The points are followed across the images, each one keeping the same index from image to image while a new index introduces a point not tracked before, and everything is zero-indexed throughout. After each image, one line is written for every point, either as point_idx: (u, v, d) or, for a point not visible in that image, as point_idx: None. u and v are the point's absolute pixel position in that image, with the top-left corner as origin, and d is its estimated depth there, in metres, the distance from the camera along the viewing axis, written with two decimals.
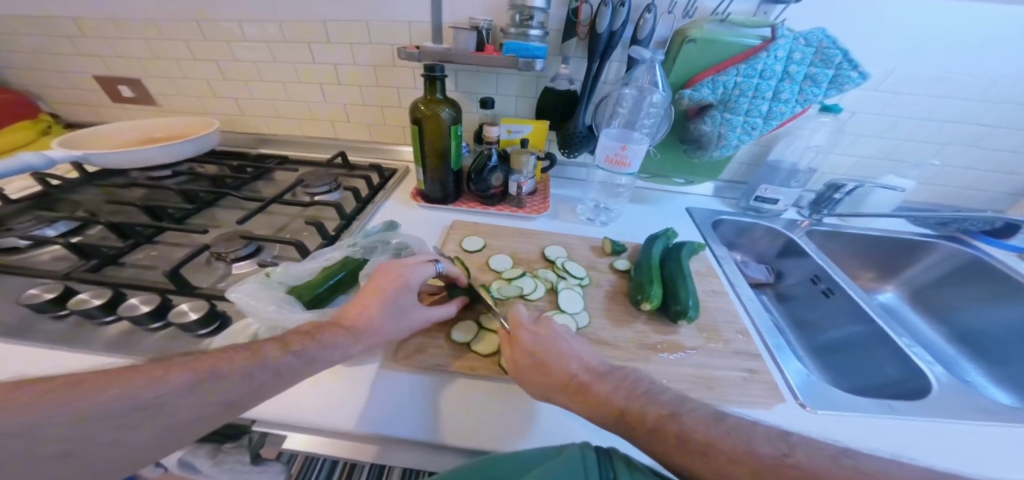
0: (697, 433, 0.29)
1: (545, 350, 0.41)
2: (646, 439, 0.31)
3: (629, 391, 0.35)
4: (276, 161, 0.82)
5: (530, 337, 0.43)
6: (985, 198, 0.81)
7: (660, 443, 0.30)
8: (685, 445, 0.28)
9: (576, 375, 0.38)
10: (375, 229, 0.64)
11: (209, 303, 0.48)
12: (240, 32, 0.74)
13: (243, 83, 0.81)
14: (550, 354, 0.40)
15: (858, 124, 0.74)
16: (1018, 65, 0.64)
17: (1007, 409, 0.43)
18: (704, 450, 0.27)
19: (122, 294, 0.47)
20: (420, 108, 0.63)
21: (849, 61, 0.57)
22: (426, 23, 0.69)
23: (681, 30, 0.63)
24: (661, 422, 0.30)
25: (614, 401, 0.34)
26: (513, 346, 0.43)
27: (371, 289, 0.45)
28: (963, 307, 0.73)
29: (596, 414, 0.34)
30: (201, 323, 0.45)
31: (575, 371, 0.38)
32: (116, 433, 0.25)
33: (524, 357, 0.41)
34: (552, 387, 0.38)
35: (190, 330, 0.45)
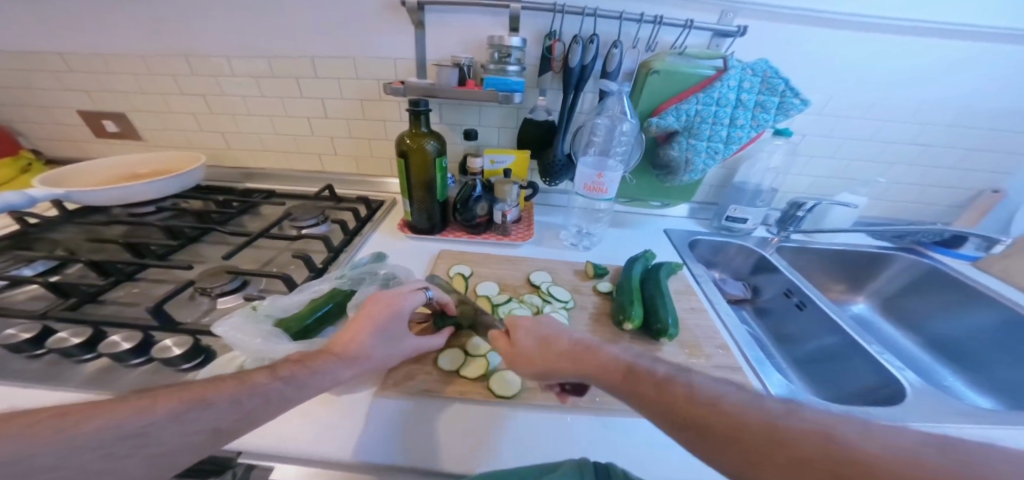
0: (704, 390, 0.30)
1: (549, 326, 0.43)
2: (652, 394, 0.32)
3: (635, 355, 0.36)
4: (263, 195, 0.83)
5: (533, 316, 0.45)
6: (936, 211, 0.87)
7: (665, 396, 0.31)
8: (693, 398, 0.29)
9: (581, 344, 0.40)
10: (363, 260, 0.65)
11: (193, 338, 0.48)
12: (230, 68, 0.76)
13: (232, 117, 0.83)
14: (555, 330, 0.43)
15: (810, 145, 0.79)
16: (941, 92, 0.71)
17: (982, 412, 0.45)
18: (714, 403, 0.28)
19: (102, 331, 0.47)
20: (407, 141, 0.65)
21: (791, 89, 0.62)
22: (410, 59, 0.73)
23: (646, 63, 0.68)
24: (670, 379, 0.32)
25: (622, 359, 0.36)
26: (517, 325, 0.45)
27: (363, 314, 0.45)
28: (933, 316, 0.76)
29: (604, 377, 0.36)
30: (185, 357, 0.45)
31: (580, 341, 0.40)
32: (102, 464, 0.24)
33: (530, 334, 0.43)
34: (557, 357, 0.40)
35: (173, 365, 0.45)
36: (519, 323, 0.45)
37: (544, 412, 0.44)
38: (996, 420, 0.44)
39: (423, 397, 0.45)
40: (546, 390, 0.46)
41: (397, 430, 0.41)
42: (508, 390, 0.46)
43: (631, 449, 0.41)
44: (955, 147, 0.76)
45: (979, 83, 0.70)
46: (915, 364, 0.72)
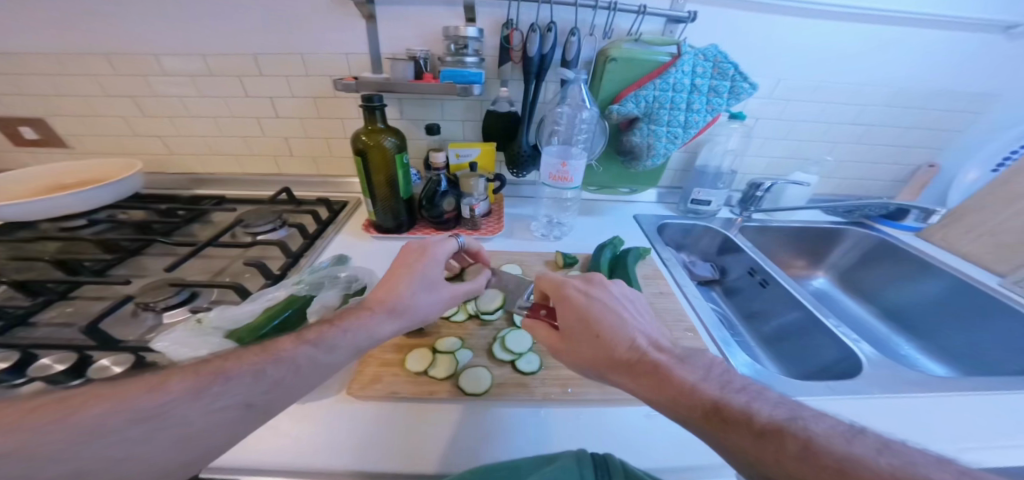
0: (824, 445, 0.25)
1: (610, 322, 0.39)
2: (744, 445, 0.27)
3: (718, 383, 0.32)
4: (213, 202, 0.78)
5: (589, 306, 0.41)
6: (880, 187, 0.92)
7: (765, 451, 0.26)
8: (806, 457, 0.24)
9: (649, 354, 0.36)
10: (324, 264, 0.62)
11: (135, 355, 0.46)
12: (163, 67, 0.71)
13: (172, 119, 0.77)
14: (615, 328, 0.39)
15: (765, 128, 0.82)
16: (879, 73, 0.75)
17: (931, 381, 0.47)
18: (840, 468, 0.23)
19: (32, 354, 0.44)
20: (362, 139, 0.63)
21: (740, 74, 0.64)
22: (363, 53, 0.70)
23: (603, 50, 0.68)
24: (775, 428, 0.26)
25: (705, 391, 0.31)
26: (569, 317, 0.41)
27: (401, 269, 0.47)
28: (886, 287, 0.81)
29: (678, 404, 0.32)
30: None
31: (648, 351, 0.36)
32: None
33: (585, 328, 0.40)
34: (617, 365, 0.37)
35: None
36: (572, 316, 0.41)
37: (515, 406, 0.44)
38: (945, 388, 0.46)
39: (390, 401, 0.43)
40: (517, 384, 0.46)
41: (361, 438, 0.39)
42: (477, 387, 0.45)
43: (600, 442, 0.40)
44: (893, 126, 0.81)
45: (911, 66, 0.75)
46: (872, 335, 0.76)
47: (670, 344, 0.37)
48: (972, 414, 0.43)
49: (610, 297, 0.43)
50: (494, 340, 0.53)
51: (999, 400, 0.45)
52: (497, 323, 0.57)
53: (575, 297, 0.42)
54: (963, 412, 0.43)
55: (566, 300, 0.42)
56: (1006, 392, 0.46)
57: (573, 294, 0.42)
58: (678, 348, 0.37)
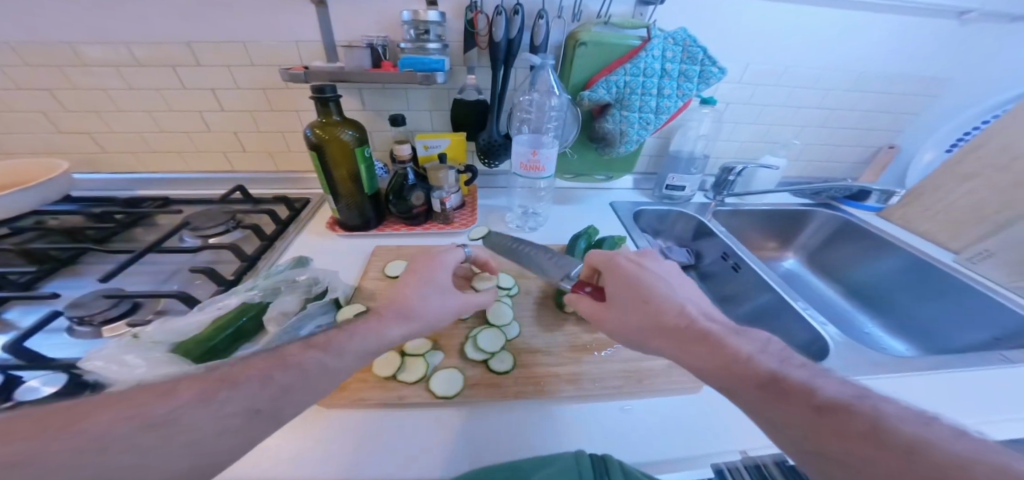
0: (893, 422, 0.24)
1: (664, 291, 0.40)
2: (803, 417, 0.27)
3: (776, 358, 0.32)
4: (155, 203, 0.72)
5: (640, 278, 0.42)
6: (845, 169, 0.95)
7: (823, 422, 0.26)
8: (871, 434, 0.24)
9: (700, 324, 0.36)
10: (282, 267, 0.58)
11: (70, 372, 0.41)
12: (80, 57, 0.63)
13: (102, 115, 0.70)
14: (667, 298, 0.39)
15: (734, 113, 0.82)
16: (844, 56, 0.76)
17: (897, 360, 0.48)
18: (910, 447, 0.23)
19: None
20: (317, 132, 0.58)
21: (709, 58, 0.63)
22: (315, 41, 0.65)
23: (573, 34, 0.66)
24: (838, 403, 0.26)
25: (762, 362, 0.31)
26: (620, 287, 0.42)
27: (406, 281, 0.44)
28: (852, 265, 0.84)
29: (729, 372, 0.32)
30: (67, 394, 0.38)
31: (701, 321, 0.36)
32: None
33: (634, 296, 0.40)
34: (663, 331, 0.37)
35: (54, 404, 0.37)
36: (623, 285, 0.42)
37: (490, 406, 0.42)
38: (911, 369, 0.47)
39: (355, 408, 0.41)
40: (490, 384, 0.44)
41: (323, 450, 0.36)
42: (448, 390, 0.43)
43: (583, 438, 0.39)
44: (855, 109, 0.83)
45: (871, 51, 0.76)
46: (841, 316, 0.79)
47: (722, 317, 0.38)
48: (928, 396, 0.44)
49: (664, 273, 0.43)
50: (467, 340, 0.51)
51: (956, 377, 0.46)
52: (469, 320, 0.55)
53: (628, 268, 0.43)
54: (920, 396, 0.44)
55: (617, 272, 0.43)
56: (959, 370, 0.47)
57: (628, 266, 0.44)
58: (731, 323, 0.37)
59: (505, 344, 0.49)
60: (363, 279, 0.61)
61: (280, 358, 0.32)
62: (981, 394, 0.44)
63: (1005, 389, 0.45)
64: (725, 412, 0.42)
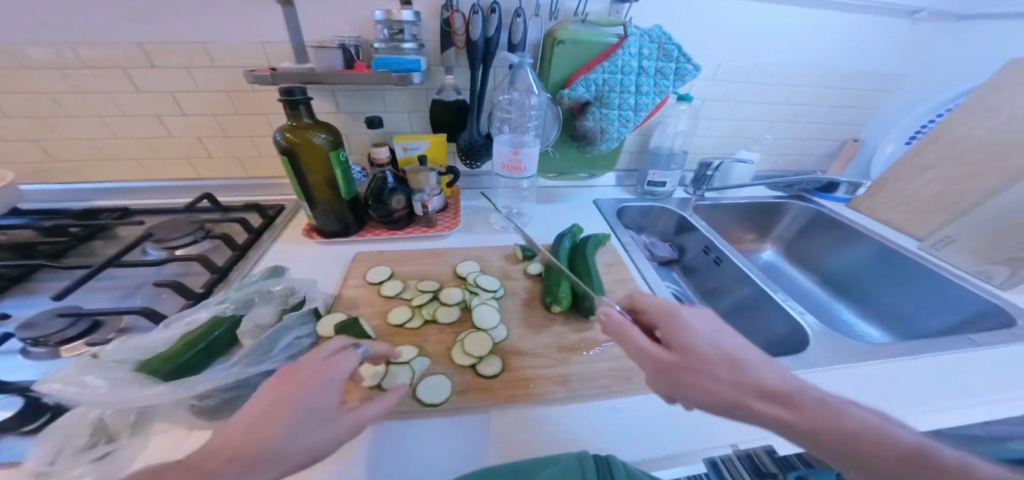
0: None
1: (749, 347, 0.32)
2: None
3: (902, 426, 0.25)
4: (114, 214, 0.67)
5: (716, 329, 0.34)
6: (816, 162, 0.98)
7: None
8: None
9: (812, 392, 0.28)
10: (255, 278, 0.55)
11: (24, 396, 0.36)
12: (20, 60, 0.58)
13: (51, 121, 0.65)
14: (757, 357, 0.31)
15: (709, 110, 0.84)
16: (811, 53, 0.79)
17: (872, 347, 0.50)
18: None
19: None
20: (288, 136, 0.56)
21: (684, 55, 0.64)
22: (283, 41, 0.62)
23: (551, 32, 0.65)
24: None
25: (887, 431, 0.24)
26: (698, 336, 0.33)
27: (300, 378, 0.31)
28: (826, 254, 0.87)
29: (857, 449, 0.24)
30: (21, 419, 0.34)
31: (812, 389, 0.28)
32: None
33: (720, 350, 0.31)
34: (753, 393, 0.28)
35: (7, 431, 0.33)
36: (700, 334, 0.33)
37: (480, 413, 0.41)
38: (884, 354, 0.49)
39: None
40: (479, 389, 0.43)
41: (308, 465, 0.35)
42: (436, 398, 0.42)
43: (581, 436, 0.39)
44: (823, 104, 0.86)
45: (835, 48, 0.79)
46: (817, 305, 0.82)
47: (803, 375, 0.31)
48: (899, 379, 0.46)
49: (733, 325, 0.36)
50: (452, 346, 0.50)
51: (924, 360, 0.49)
52: (454, 324, 0.54)
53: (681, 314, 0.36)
54: (893, 379, 0.46)
55: (684, 318, 0.35)
56: (926, 354, 0.50)
57: (680, 311, 0.36)
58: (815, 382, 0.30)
59: (492, 348, 0.48)
60: (344, 287, 0.59)
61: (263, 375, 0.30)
62: (947, 375, 0.46)
63: (968, 369, 0.48)
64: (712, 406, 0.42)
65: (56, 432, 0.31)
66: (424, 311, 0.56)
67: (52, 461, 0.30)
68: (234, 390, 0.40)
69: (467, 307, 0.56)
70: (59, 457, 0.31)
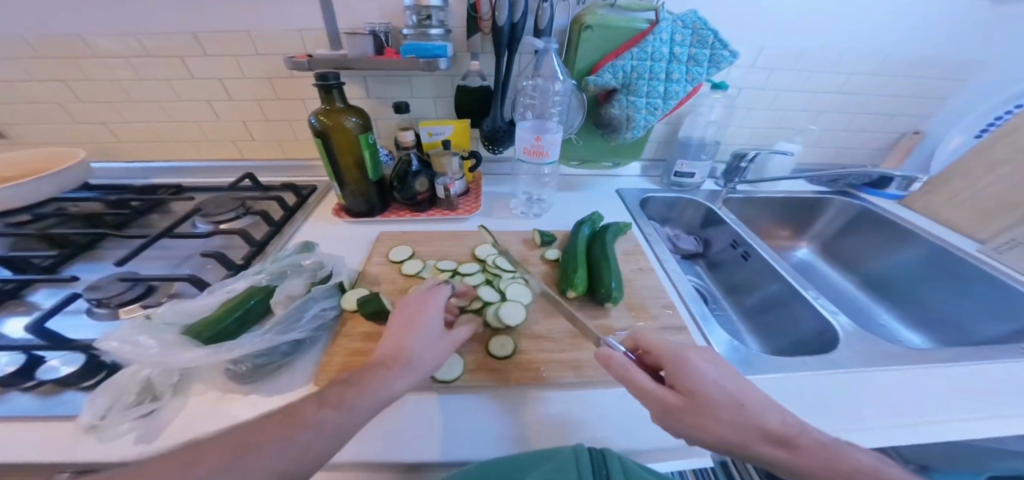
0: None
1: (753, 388, 0.33)
2: None
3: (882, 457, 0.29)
4: (169, 191, 0.74)
5: (723, 372, 0.33)
6: (864, 155, 0.91)
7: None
8: None
9: (808, 432, 0.30)
10: (287, 252, 0.59)
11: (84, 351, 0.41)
12: (92, 47, 0.65)
13: (117, 105, 0.72)
14: (760, 398, 0.32)
15: (746, 98, 0.79)
16: (866, 35, 0.72)
17: (915, 355, 0.46)
18: None
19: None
20: (321, 120, 0.59)
21: (720, 40, 0.61)
22: (318, 29, 0.65)
23: (579, 17, 0.64)
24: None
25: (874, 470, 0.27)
26: (708, 382, 0.32)
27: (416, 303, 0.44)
28: (869, 254, 0.80)
29: None
30: (82, 375, 0.39)
31: (806, 427, 0.31)
32: None
33: (730, 397, 0.31)
34: (764, 441, 0.29)
35: (71, 385, 0.39)
36: (710, 381, 0.32)
37: (490, 391, 0.42)
38: (928, 362, 0.45)
39: None
40: (490, 369, 0.44)
41: None
42: (451, 374, 0.43)
43: (585, 423, 0.39)
44: (877, 93, 0.79)
45: (895, 30, 0.72)
46: (856, 307, 0.76)
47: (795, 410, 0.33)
48: (947, 388, 0.42)
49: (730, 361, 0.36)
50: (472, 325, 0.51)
51: (976, 370, 0.44)
52: (491, 303, 0.54)
53: (690, 358, 0.34)
54: (936, 388, 0.42)
55: (692, 362, 0.34)
56: (979, 363, 0.45)
57: (688, 355, 0.35)
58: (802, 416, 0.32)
59: (513, 325, 0.49)
60: (368, 264, 0.62)
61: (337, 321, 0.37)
62: (1001, 388, 0.42)
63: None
64: None
65: (111, 388, 0.37)
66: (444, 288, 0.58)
67: (103, 416, 0.36)
68: (264, 356, 0.42)
69: (501, 291, 0.56)
70: (109, 413, 0.36)
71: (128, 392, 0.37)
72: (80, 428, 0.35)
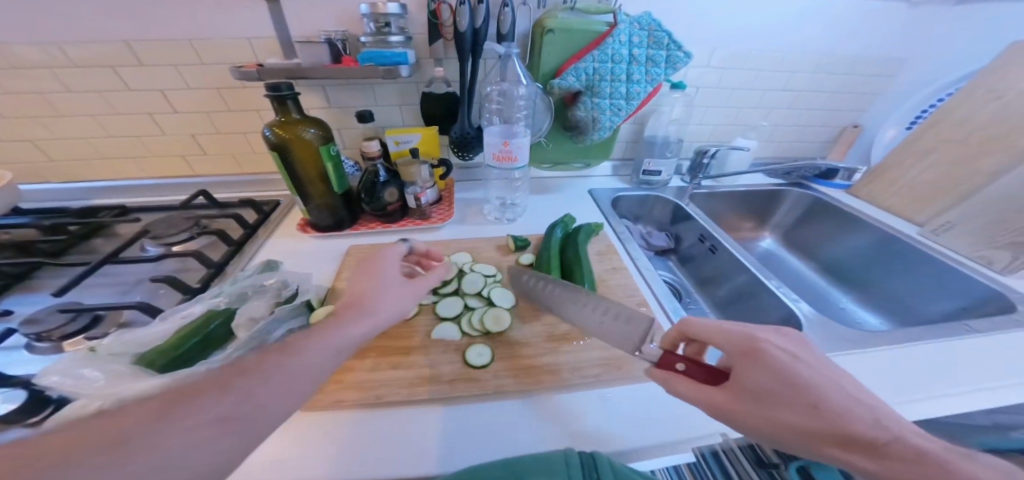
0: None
1: (834, 382, 0.28)
2: None
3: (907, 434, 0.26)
4: (113, 212, 0.69)
5: (791, 360, 0.29)
6: (817, 148, 0.96)
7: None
8: None
9: (907, 439, 0.25)
10: (249, 272, 0.56)
11: (29, 389, 0.37)
12: (12, 61, 0.60)
13: (47, 123, 0.67)
14: (838, 394, 0.27)
15: (705, 97, 0.83)
16: (811, 34, 0.76)
17: (867, 335, 0.50)
18: None
19: None
20: (277, 133, 0.56)
21: (674, 42, 0.63)
22: (270, 37, 0.62)
23: (540, 22, 0.65)
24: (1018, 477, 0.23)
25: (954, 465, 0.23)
26: (765, 372, 0.29)
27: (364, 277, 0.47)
28: (825, 242, 0.86)
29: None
30: (27, 411, 0.35)
31: (906, 434, 0.25)
32: None
33: (791, 390, 0.28)
34: (838, 443, 0.25)
35: (14, 423, 0.35)
36: (769, 371, 0.29)
37: (470, 402, 0.41)
38: (881, 342, 0.48)
39: (332, 411, 0.40)
40: (469, 379, 0.43)
41: (301, 452, 0.36)
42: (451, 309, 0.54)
43: (575, 426, 0.39)
44: (823, 90, 0.85)
45: (835, 31, 0.77)
46: (817, 293, 0.81)
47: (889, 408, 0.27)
48: (900, 367, 0.45)
49: (811, 351, 0.31)
50: (448, 334, 0.50)
51: (922, 349, 0.48)
52: (475, 310, 0.54)
53: (748, 350, 0.31)
54: (890, 367, 0.45)
55: (750, 354, 0.31)
56: (926, 343, 0.49)
57: (747, 345, 0.32)
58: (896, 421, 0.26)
59: (499, 331, 0.50)
60: (338, 278, 0.60)
61: (286, 350, 0.33)
62: (944, 362, 0.46)
63: (964, 353, 0.47)
64: None
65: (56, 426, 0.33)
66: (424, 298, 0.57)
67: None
68: None
69: (485, 297, 0.57)
70: None
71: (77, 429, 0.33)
72: None
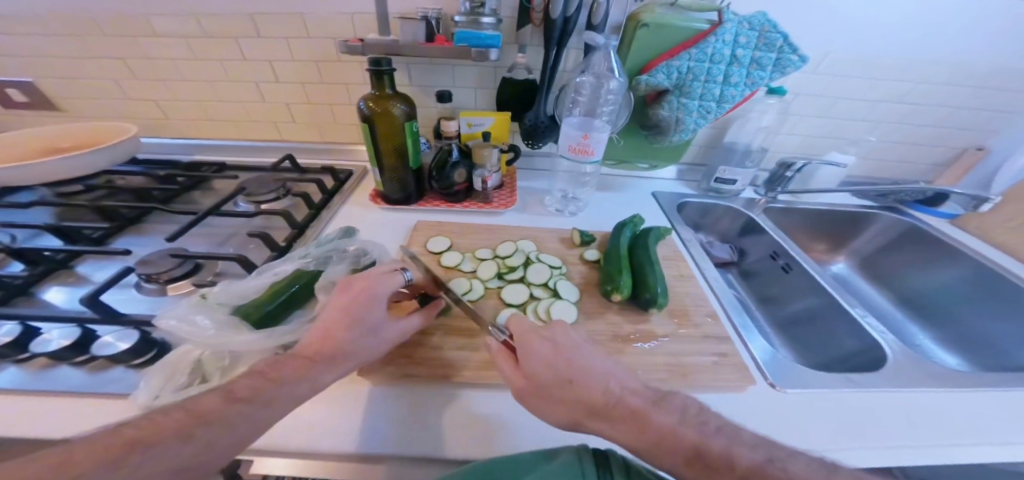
0: None
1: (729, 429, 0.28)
2: None
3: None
4: (212, 168, 0.75)
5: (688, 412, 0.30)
6: (915, 170, 0.87)
7: None
8: None
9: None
10: (330, 236, 0.59)
11: (139, 329, 0.40)
12: (152, 28, 0.66)
13: (168, 83, 0.73)
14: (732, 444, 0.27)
15: (800, 105, 0.77)
16: (936, 45, 0.69)
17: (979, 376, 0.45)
18: None
19: (34, 328, 0.38)
20: (370, 105, 0.58)
21: (789, 45, 0.59)
22: (370, 14, 0.64)
23: (635, 14, 0.62)
24: None
25: None
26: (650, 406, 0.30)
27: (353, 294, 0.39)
28: (910, 271, 0.79)
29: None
30: (136, 352, 0.38)
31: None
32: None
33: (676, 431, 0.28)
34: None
35: (122, 361, 0.38)
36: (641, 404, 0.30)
37: None
38: (993, 382, 0.44)
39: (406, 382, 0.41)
40: None
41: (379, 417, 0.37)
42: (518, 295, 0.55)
43: None
44: (938, 108, 0.76)
45: (967, 44, 0.69)
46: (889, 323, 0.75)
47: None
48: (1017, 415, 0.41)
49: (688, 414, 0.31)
50: None
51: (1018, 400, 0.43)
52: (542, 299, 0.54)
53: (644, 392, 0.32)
54: (1005, 415, 0.41)
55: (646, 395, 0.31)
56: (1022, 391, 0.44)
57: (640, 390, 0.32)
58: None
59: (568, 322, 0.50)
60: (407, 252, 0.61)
61: None
62: None
63: None
64: (781, 413, 0.39)
65: (165, 367, 0.36)
66: (491, 281, 0.58)
67: (158, 395, 0.35)
68: None
69: (551, 288, 0.57)
70: (162, 392, 0.35)
71: (180, 371, 0.36)
72: (127, 409, 0.35)
